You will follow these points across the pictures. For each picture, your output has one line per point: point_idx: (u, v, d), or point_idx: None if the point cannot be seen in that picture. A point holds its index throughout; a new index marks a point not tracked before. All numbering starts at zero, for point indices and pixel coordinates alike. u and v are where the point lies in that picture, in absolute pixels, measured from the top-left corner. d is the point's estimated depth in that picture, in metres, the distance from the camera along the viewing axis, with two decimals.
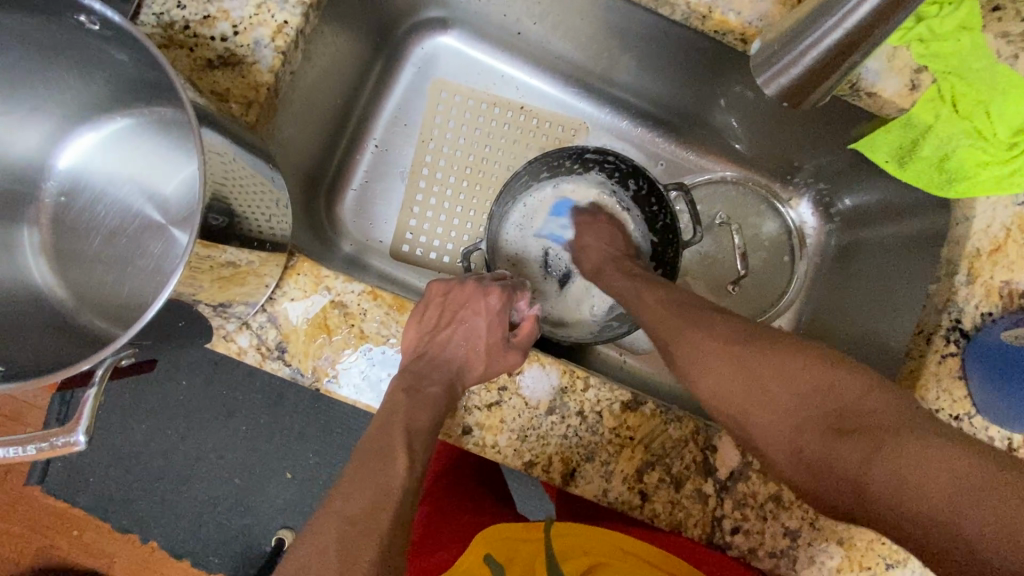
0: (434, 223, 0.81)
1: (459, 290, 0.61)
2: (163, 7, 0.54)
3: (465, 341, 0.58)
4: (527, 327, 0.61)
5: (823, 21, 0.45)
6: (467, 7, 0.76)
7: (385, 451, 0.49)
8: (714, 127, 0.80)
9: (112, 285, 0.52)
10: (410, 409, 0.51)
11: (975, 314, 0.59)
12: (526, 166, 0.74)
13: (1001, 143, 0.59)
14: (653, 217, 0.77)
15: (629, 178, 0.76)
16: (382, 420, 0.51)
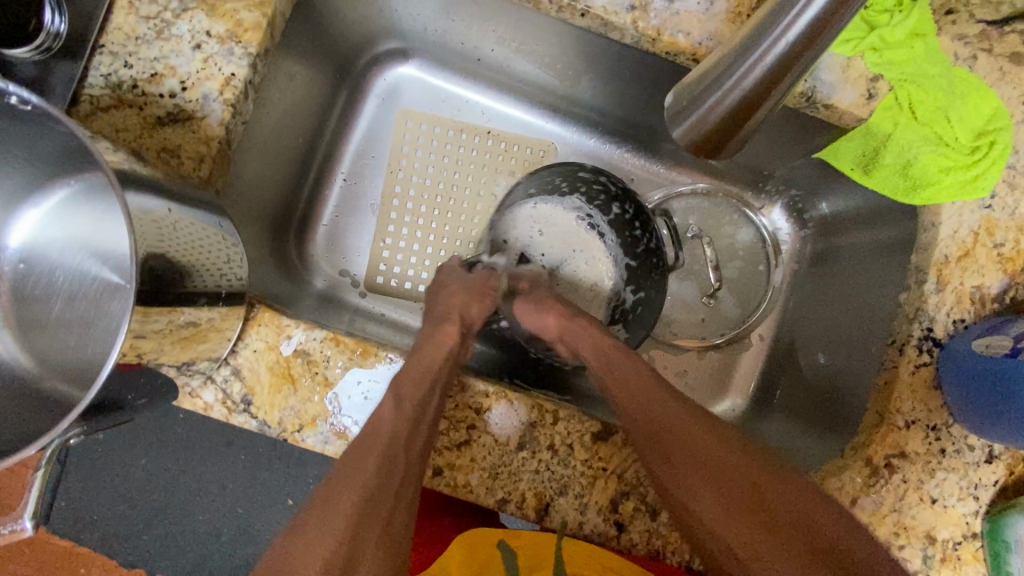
0: (408, 254, 0.81)
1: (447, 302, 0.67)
2: (110, 67, 0.54)
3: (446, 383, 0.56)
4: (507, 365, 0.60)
5: (733, 69, 0.44)
6: (425, 36, 0.76)
7: None
8: None
9: (72, 352, 0.51)
10: None
11: (948, 321, 0.59)
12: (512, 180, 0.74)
13: (963, 148, 0.59)
14: (632, 243, 0.73)
15: (614, 201, 0.73)
16: None
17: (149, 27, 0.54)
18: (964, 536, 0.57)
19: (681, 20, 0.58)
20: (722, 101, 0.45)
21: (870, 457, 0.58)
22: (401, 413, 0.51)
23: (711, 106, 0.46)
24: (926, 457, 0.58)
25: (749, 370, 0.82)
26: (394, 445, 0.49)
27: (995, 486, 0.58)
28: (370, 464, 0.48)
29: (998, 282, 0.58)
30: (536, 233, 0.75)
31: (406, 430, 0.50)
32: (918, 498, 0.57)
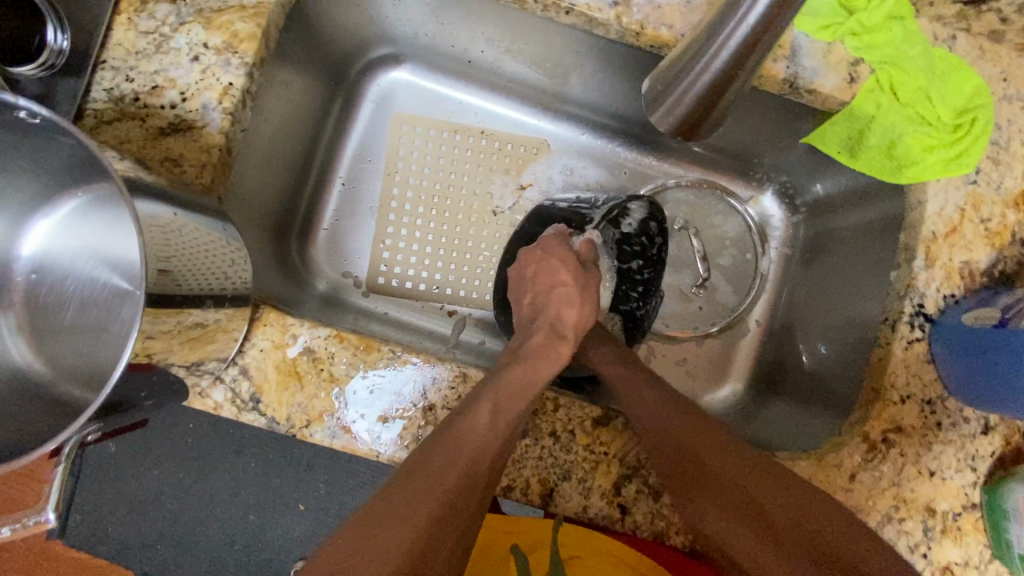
0: (408, 254, 0.82)
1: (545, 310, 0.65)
2: (112, 82, 0.56)
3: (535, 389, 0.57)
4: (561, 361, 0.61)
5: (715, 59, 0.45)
6: (416, 41, 0.78)
7: None
8: None
9: (86, 355, 0.53)
10: None
11: (938, 296, 0.60)
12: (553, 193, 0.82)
13: (945, 127, 0.60)
14: (627, 284, 0.82)
15: (638, 258, 0.82)
16: None
17: (149, 42, 0.56)
18: (963, 507, 0.58)
19: (663, 14, 0.60)
20: (690, 87, 0.47)
21: (867, 433, 0.59)
22: (490, 434, 0.51)
23: (677, 98, 0.48)
24: (923, 431, 0.59)
25: (748, 355, 0.83)
26: (478, 464, 0.49)
27: (993, 458, 0.58)
28: (450, 476, 0.47)
29: (987, 256, 0.60)
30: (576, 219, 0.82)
31: (492, 451, 0.51)
32: (917, 472, 0.58)
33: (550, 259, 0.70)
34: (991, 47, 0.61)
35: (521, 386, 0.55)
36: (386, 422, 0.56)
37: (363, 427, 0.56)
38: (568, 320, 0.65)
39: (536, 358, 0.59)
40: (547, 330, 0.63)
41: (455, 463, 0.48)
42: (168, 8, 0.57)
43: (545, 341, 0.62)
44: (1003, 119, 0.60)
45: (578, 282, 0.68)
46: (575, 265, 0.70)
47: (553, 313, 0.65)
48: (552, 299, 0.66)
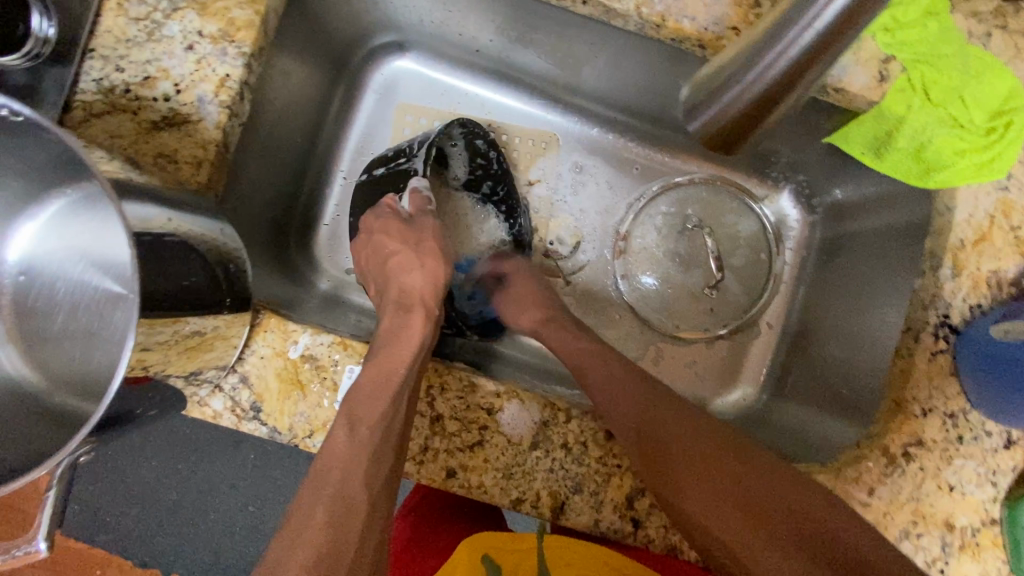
0: None
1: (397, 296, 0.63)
2: (101, 72, 0.52)
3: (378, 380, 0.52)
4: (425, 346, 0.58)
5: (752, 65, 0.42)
6: (421, 29, 0.74)
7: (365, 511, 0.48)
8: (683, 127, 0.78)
9: (80, 364, 0.50)
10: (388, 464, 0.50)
11: (964, 307, 0.58)
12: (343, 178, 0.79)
13: (978, 129, 0.57)
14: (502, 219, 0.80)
15: (487, 179, 0.79)
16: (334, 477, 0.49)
17: (140, 29, 0.53)
18: (983, 522, 0.56)
19: (686, 5, 0.57)
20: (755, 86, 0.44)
21: (887, 446, 0.58)
22: (350, 450, 0.49)
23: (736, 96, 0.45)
24: (943, 445, 0.57)
25: (759, 358, 0.81)
26: (351, 491, 0.47)
27: (1014, 473, 0.57)
28: (321, 506, 0.46)
29: (1016, 265, 0.57)
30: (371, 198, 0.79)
31: (361, 466, 0.48)
32: (937, 486, 0.57)
33: (372, 239, 0.67)
34: None
35: (374, 385, 0.51)
36: None
37: None
38: (411, 289, 0.64)
39: (393, 339, 0.56)
40: (399, 303, 0.62)
41: (325, 494, 0.47)
42: None
43: (394, 318, 0.60)
44: None
45: (408, 242, 0.66)
46: (413, 228, 0.67)
47: (397, 286, 0.64)
48: (400, 276, 0.65)
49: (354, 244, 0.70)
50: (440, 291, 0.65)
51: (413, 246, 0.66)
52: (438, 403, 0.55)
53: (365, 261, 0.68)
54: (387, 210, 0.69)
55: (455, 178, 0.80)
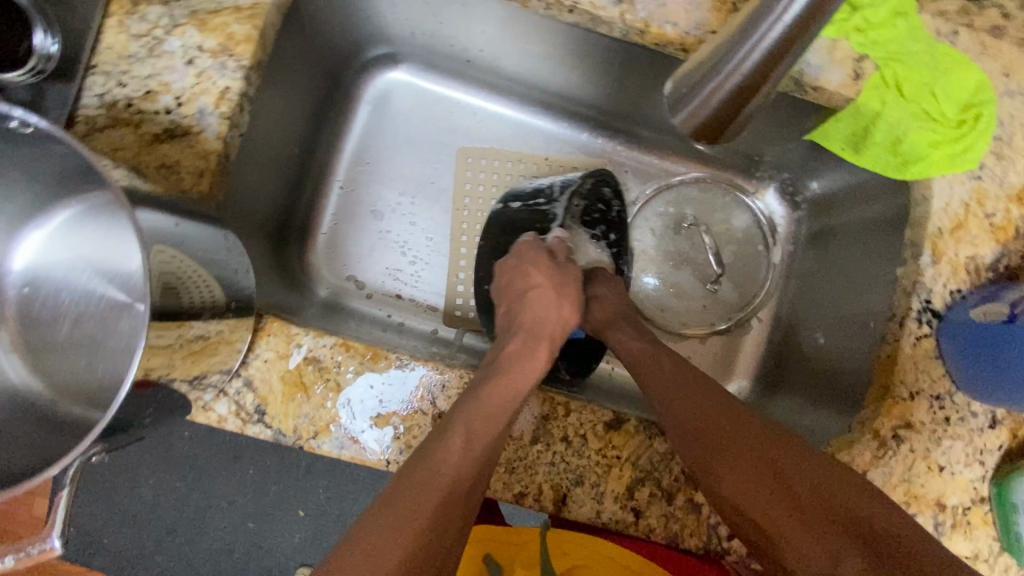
0: (417, 256, 0.81)
1: (520, 317, 0.64)
2: (104, 87, 0.54)
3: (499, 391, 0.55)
4: (524, 356, 0.60)
5: (721, 65, 0.45)
6: (414, 40, 0.77)
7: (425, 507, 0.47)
8: (672, 130, 0.81)
9: (84, 372, 0.51)
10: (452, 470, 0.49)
11: (945, 292, 0.60)
12: (383, 199, 0.81)
13: (951, 121, 0.60)
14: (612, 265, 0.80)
15: (602, 223, 0.80)
16: (407, 475, 0.49)
17: (141, 45, 0.55)
18: (973, 501, 0.58)
19: (668, 11, 0.59)
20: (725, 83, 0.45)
21: (877, 430, 0.59)
22: (460, 465, 0.49)
23: (712, 91, 0.46)
24: (932, 427, 0.59)
25: (752, 352, 0.83)
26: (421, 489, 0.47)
27: (1000, 451, 0.59)
28: (427, 508, 0.46)
29: (992, 251, 0.60)
30: (410, 225, 0.81)
31: (467, 481, 0.49)
32: (927, 467, 0.58)
33: (524, 266, 0.68)
34: (993, 42, 0.61)
35: (496, 410, 0.53)
36: (391, 430, 0.55)
37: (369, 438, 0.55)
38: (547, 321, 0.63)
39: (510, 367, 0.57)
40: (525, 335, 0.62)
41: (428, 502, 0.47)
42: (161, 10, 0.55)
43: (523, 348, 0.60)
44: (1004, 115, 0.61)
45: (554, 280, 0.67)
46: (551, 264, 0.69)
47: (532, 314, 0.63)
48: (526, 305, 0.64)
49: (500, 264, 0.70)
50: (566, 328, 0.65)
51: (558, 285, 0.66)
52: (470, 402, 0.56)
53: (507, 285, 0.68)
54: (539, 250, 0.70)
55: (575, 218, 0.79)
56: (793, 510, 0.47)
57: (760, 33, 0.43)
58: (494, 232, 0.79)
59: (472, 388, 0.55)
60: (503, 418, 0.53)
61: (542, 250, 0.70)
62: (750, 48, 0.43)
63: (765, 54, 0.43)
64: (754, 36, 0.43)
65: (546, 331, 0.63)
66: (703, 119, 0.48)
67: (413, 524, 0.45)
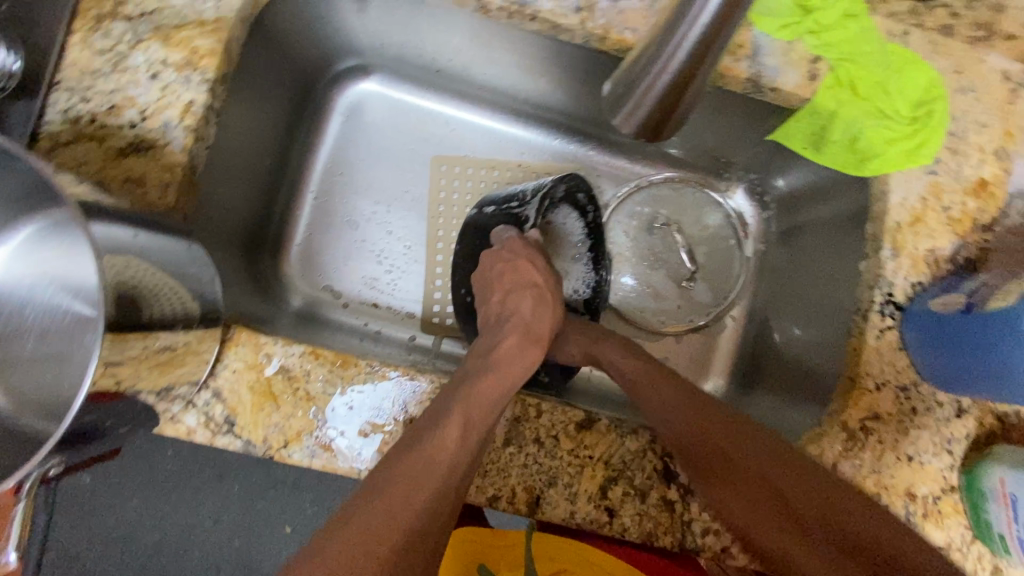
0: (394, 264, 0.82)
1: (512, 318, 0.64)
2: (68, 103, 0.54)
3: (493, 391, 0.55)
4: (515, 357, 0.60)
5: (653, 61, 0.46)
6: (384, 52, 0.78)
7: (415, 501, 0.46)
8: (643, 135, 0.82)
9: (49, 387, 0.50)
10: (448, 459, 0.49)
11: (906, 284, 0.61)
12: (366, 208, 0.82)
13: (904, 119, 0.62)
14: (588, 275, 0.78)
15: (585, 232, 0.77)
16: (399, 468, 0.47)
17: (106, 61, 0.55)
18: (943, 490, 0.59)
19: (626, 18, 0.61)
20: (659, 79, 0.47)
21: (845, 422, 0.60)
22: (457, 452, 0.50)
23: (648, 87, 0.48)
24: (899, 417, 0.60)
25: (729, 350, 0.84)
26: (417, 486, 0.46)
27: (968, 440, 0.60)
28: (423, 492, 0.46)
29: (950, 243, 0.61)
30: (387, 234, 0.81)
31: (461, 468, 0.50)
32: (896, 457, 0.59)
33: (517, 261, 0.68)
34: (943, 41, 0.63)
35: (492, 400, 0.54)
36: (365, 437, 0.55)
37: (343, 445, 0.55)
38: (536, 322, 0.65)
39: (500, 368, 0.58)
40: (520, 331, 0.63)
41: (424, 486, 0.47)
42: (125, 25, 0.56)
43: (521, 344, 0.62)
44: (957, 110, 0.63)
45: (549, 281, 0.69)
46: (545, 263, 0.70)
47: (520, 313, 0.65)
48: (523, 300, 0.66)
49: (487, 254, 0.71)
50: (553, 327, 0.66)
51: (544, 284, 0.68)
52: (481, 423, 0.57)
53: (497, 278, 0.68)
54: (531, 247, 0.71)
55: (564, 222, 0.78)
56: (791, 522, 0.49)
57: (681, 34, 0.44)
58: (471, 236, 0.78)
59: (469, 378, 0.56)
60: (496, 412, 0.54)
61: (532, 247, 0.71)
62: (673, 48, 0.44)
63: (689, 52, 0.44)
64: (676, 37, 0.44)
65: (542, 330, 0.65)
66: (641, 119, 0.50)
67: (411, 509, 0.45)
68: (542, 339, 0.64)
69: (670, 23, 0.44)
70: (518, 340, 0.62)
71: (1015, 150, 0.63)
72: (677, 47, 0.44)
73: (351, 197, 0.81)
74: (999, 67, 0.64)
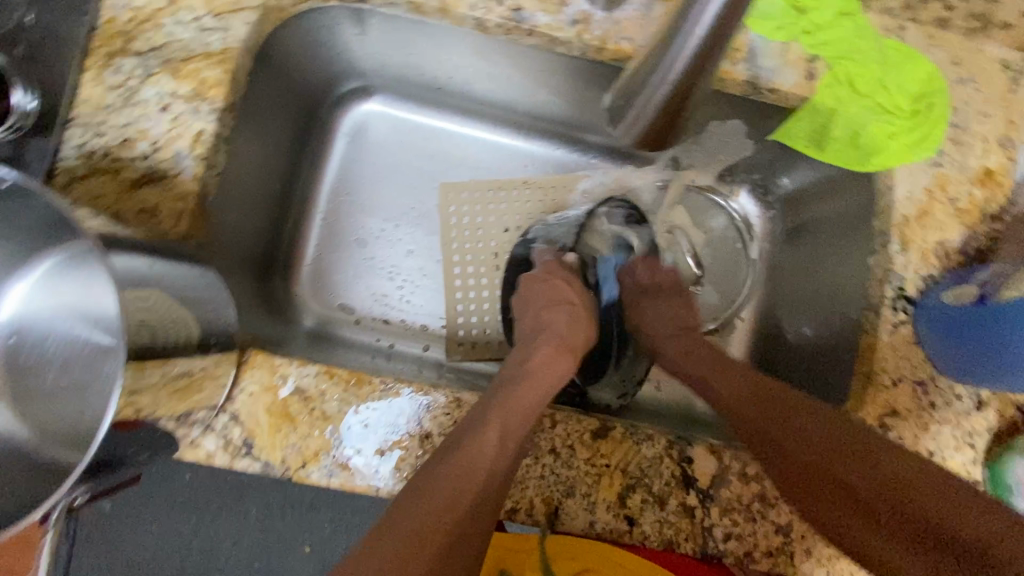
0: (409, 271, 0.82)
1: (552, 328, 0.66)
2: (82, 138, 0.56)
3: (530, 394, 0.56)
4: (552, 368, 0.62)
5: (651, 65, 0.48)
6: (385, 73, 0.79)
7: (457, 496, 0.47)
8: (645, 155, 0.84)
9: (72, 417, 0.51)
10: (486, 457, 0.50)
11: (917, 278, 0.61)
12: (381, 218, 0.83)
13: (904, 113, 0.62)
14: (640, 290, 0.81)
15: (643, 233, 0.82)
16: (432, 474, 0.48)
17: (117, 96, 0.57)
18: (967, 485, 0.58)
19: (622, 28, 0.62)
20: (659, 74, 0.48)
21: (863, 419, 0.59)
22: (496, 458, 0.50)
23: (646, 89, 0.50)
24: (918, 413, 0.59)
25: (740, 352, 0.83)
26: (459, 501, 0.47)
27: (990, 433, 0.59)
28: (463, 497, 0.48)
29: (959, 234, 0.61)
30: (405, 253, 0.82)
31: (500, 473, 0.50)
32: (917, 453, 0.58)
33: (555, 280, 0.71)
34: (940, 33, 0.64)
35: (531, 405, 0.55)
36: (381, 454, 0.56)
37: (361, 462, 0.55)
38: (573, 334, 0.66)
39: (533, 374, 0.59)
40: (554, 343, 0.64)
41: (466, 488, 0.48)
42: (134, 60, 0.57)
43: (553, 354, 0.63)
44: (959, 102, 0.63)
45: (583, 300, 0.71)
46: (580, 286, 0.73)
47: (548, 326, 0.66)
48: (558, 316, 0.67)
49: (528, 274, 0.72)
50: (582, 331, 0.68)
51: (579, 302, 0.70)
52: (542, 441, 0.57)
53: (533, 295, 0.70)
54: (566, 270, 0.74)
55: (600, 241, 0.82)
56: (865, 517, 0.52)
57: (682, 44, 0.46)
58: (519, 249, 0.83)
59: (505, 387, 0.57)
60: (533, 416, 0.55)
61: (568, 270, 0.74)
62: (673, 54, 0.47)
63: (685, 54, 0.46)
64: (683, 24, 0.45)
65: (576, 342, 0.66)
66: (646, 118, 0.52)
67: (452, 511, 0.47)
68: (576, 350, 0.66)
69: (666, 31, 0.46)
70: (551, 348, 0.63)
71: (1020, 139, 0.63)
72: (679, 50, 0.46)
73: (365, 208, 0.83)
74: (998, 57, 0.64)
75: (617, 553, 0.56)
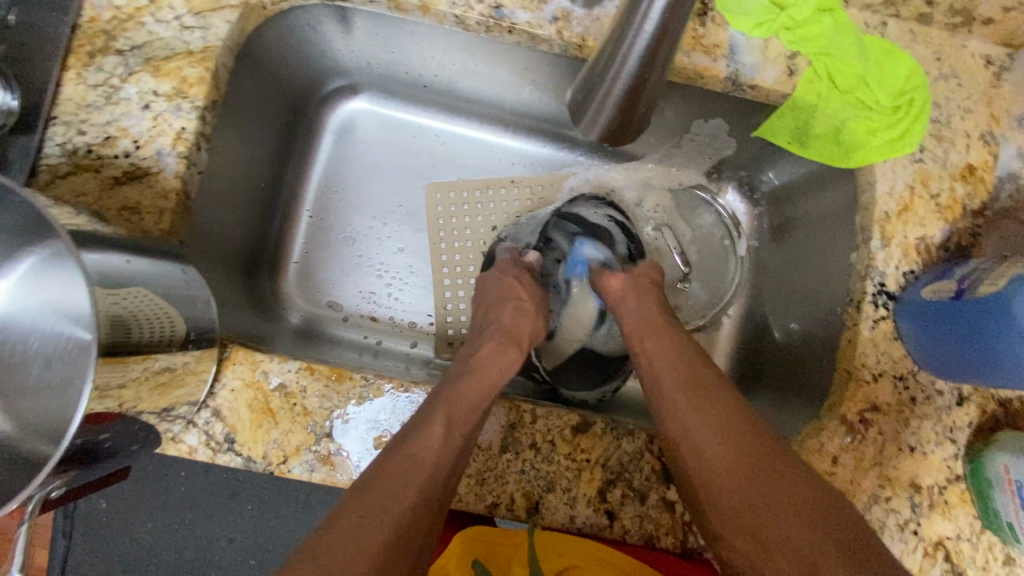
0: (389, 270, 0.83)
1: (499, 323, 0.66)
2: (64, 136, 0.56)
3: (479, 386, 0.56)
4: (502, 361, 0.61)
5: (622, 59, 0.48)
6: (370, 71, 0.79)
7: (403, 486, 0.47)
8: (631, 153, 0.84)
9: (51, 412, 0.51)
10: (432, 449, 0.50)
11: (898, 274, 0.61)
12: (368, 215, 0.83)
13: (885, 109, 0.62)
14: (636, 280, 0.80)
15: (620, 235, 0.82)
16: (378, 471, 0.48)
17: (99, 94, 0.57)
18: (948, 480, 0.58)
19: (602, 24, 0.62)
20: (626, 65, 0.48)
21: (844, 414, 0.60)
22: (443, 449, 0.50)
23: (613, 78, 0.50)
24: (899, 408, 0.59)
25: (727, 349, 0.83)
26: (401, 494, 0.47)
27: (971, 428, 0.59)
28: (410, 488, 0.47)
29: (941, 229, 0.61)
30: (394, 250, 0.83)
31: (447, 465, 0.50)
32: (898, 448, 0.59)
33: (505, 278, 0.71)
34: (922, 29, 0.64)
35: (477, 399, 0.55)
36: (363, 449, 0.56)
37: (342, 457, 0.56)
38: (522, 329, 0.66)
39: (480, 367, 0.59)
40: (501, 336, 0.64)
41: (411, 481, 0.48)
42: (116, 59, 0.58)
43: (500, 347, 0.63)
44: (941, 97, 0.63)
45: (533, 298, 0.70)
46: (531, 282, 0.72)
47: (498, 323, 0.66)
48: (504, 312, 0.67)
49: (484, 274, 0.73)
50: (532, 326, 0.68)
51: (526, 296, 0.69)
52: (522, 436, 0.57)
53: (485, 292, 0.70)
54: (520, 267, 0.74)
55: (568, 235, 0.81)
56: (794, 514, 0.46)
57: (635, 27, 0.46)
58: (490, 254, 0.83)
59: (451, 380, 0.57)
60: (479, 410, 0.55)
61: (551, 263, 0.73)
62: (636, 44, 0.47)
63: (656, 48, 0.47)
64: (640, 15, 0.45)
65: (521, 335, 0.66)
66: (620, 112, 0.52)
67: (397, 503, 0.46)
68: (523, 341, 0.65)
69: (627, 21, 0.47)
70: (499, 340, 0.63)
71: (1002, 135, 0.63)
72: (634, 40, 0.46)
73: (351, 206, 0.83)
74: (980, 53, 0.64)
75: (598, 547, 0.60)
